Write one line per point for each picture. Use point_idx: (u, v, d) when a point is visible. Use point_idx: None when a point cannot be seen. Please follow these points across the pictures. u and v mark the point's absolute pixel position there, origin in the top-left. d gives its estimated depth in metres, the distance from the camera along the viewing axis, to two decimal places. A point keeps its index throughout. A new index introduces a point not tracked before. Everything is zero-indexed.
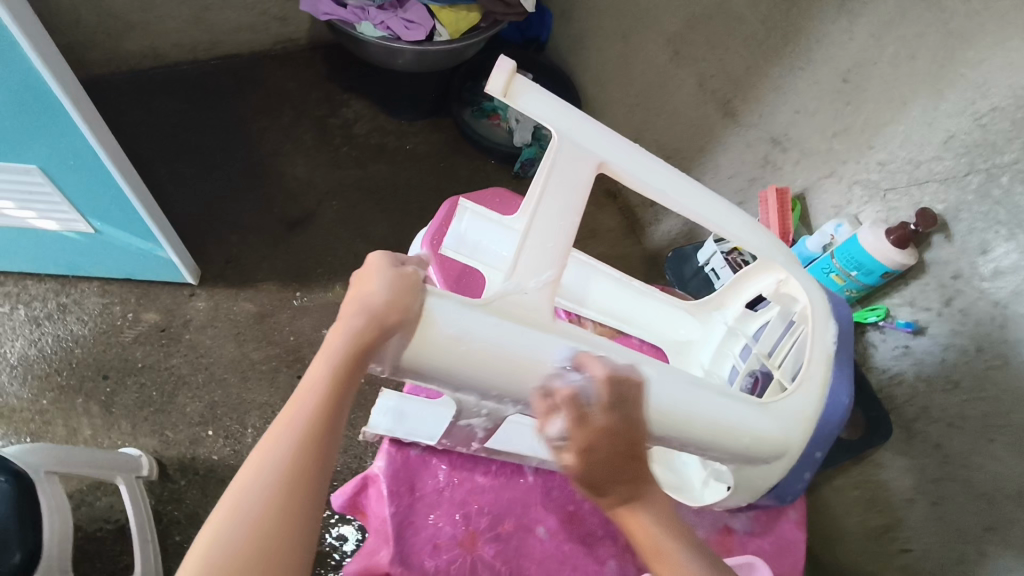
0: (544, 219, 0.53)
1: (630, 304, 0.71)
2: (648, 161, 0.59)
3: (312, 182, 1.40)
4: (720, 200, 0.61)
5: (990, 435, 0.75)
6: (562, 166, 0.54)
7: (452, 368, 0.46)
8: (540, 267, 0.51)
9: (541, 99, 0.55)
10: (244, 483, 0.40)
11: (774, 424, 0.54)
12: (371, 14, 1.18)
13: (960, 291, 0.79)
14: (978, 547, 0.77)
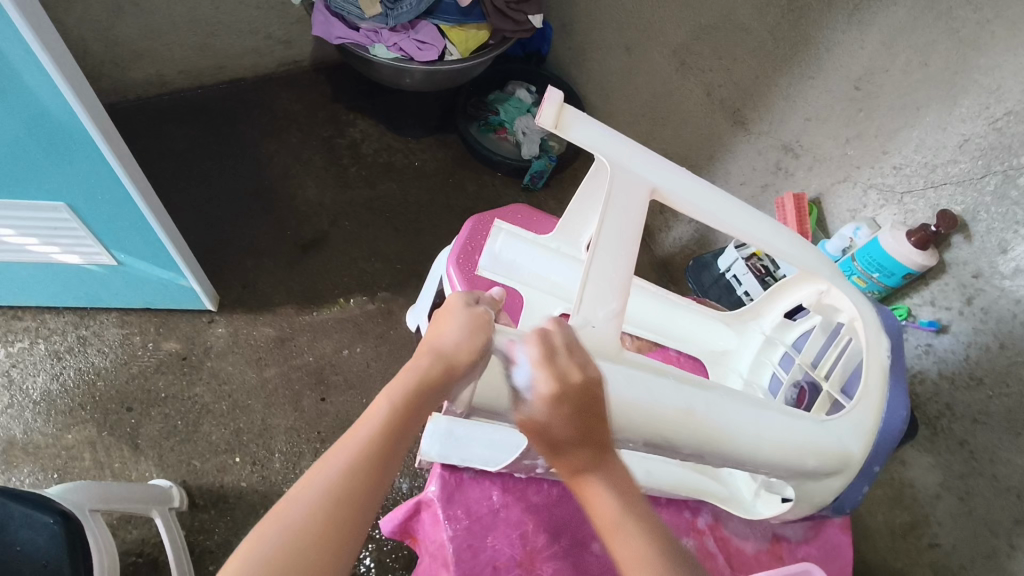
0: (605, 247, 0.54)
1: (667, 317, 0.76)
2: (692, 183, 0.63)
3: (323, 204, 1.40)
4: (763, 218, 0.65)
5: (1016, 429, 0.77)
6: (618, 191, 0.58)
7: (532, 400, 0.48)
8: (606, 298, 0.52)
9: (593, 130, 0.61)
10: (292, 500, 0.40)
11: (834, 440, 0.56)
12: (383, 37, 1.19)
13: (980, 290, 0.81)
14: (1009, 540, 0.77)
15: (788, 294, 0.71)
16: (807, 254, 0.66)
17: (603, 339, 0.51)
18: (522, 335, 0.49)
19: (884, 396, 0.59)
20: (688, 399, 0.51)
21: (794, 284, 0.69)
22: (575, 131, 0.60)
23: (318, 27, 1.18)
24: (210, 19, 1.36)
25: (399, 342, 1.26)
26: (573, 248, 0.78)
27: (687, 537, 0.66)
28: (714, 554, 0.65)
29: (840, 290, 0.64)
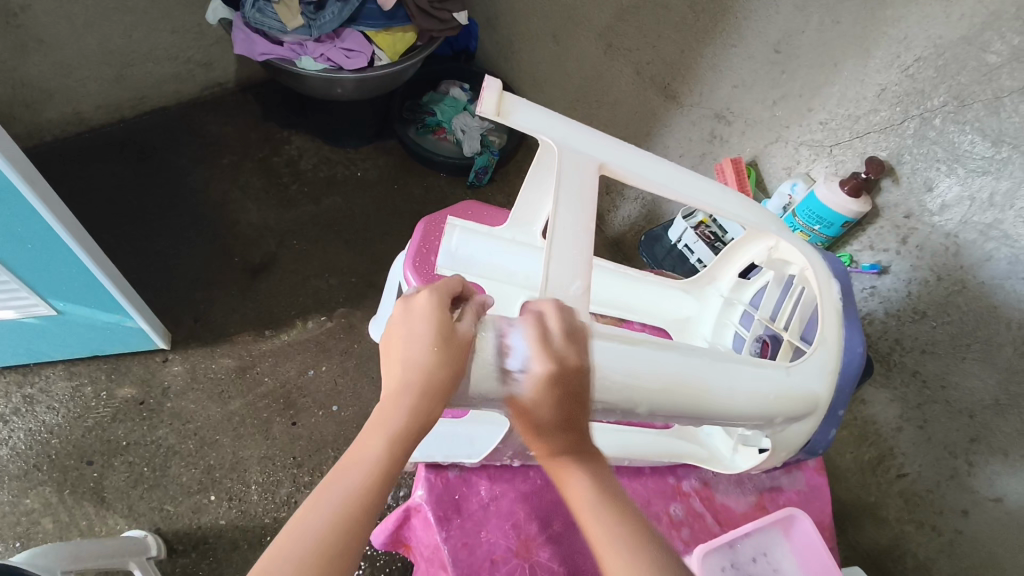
0: (563, 225, 0.55)
1: (628, 289, 0.78)
2: (640, 157, 0.64)
3: (267, 225, 1.37)
4: (712, 183, 0.67)
5: (961, 354, 0.86)
6: (567, 170, 0.58)
7: (505, 384, 0.48)
8: (569, 276, 0.53)
9: (537, 113, 0.61)
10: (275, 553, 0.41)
11: (802, 386, 0.59)
12: (309, 48, 1.17)
13: (913, 229, 0.87)
14: (968, 458, 0.89)
15: (744, 250, 0.73)
16: (756, 213, 0.68)
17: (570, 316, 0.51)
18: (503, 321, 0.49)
19: (841, 339, 0.61)
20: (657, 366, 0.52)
21: (747, 241, 0.71)
22: (518, 115, 0.60)
23: (239, 45, 1.15)
24: (124, 49, 1.31)
25: (365, 355, 1.24)
26: (529, 236, 0.79)
27: (675, 501, 0.67)
28: (702, 514, 0.67)
29: (790, 242, 0.66)
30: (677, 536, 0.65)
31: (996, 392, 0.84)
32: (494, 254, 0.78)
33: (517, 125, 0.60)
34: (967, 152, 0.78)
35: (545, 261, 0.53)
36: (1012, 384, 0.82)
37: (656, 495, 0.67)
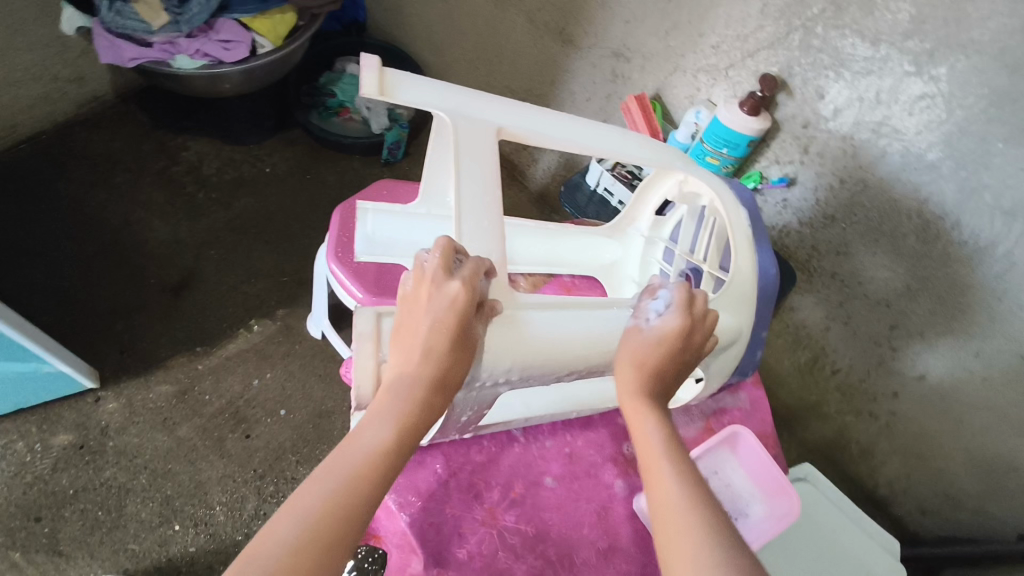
0: (469, 203, 0.56)
1: (551, 244, 0.78)
2: (537, 115, 0.63)
3: (180, 240, 1.30)
4: (614, 129, 0.67)
5: (873, 248, 0.93)
6: (464, 144, 0.57)
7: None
8: (483, 255, 0.55)
9: (424, 86, 0.58)
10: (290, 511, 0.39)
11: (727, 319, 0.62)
12: (183, 46, 1.10)
13: (813, 138, 0.90)
14: (891, 345, 1.00)
15: (657, 186, 0.73)
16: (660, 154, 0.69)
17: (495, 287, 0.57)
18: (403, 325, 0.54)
19: (755, 266, 0.63)
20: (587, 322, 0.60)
21: (658, 179, 0.72)
22: (405, 92, 0.56)
23: (105, 54, 1.06)
24: None
25: (309, 354, 1.21)
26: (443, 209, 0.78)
27: (627, 440, 0.69)
28: None
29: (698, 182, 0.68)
30: (634, 473, 0.67)
31: (905, 281, 0.92)
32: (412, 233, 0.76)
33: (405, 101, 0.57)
34: (850, 55, 0.81)
35: (458, 243, 0.55)
36: (919, 269, 0.90)
37: (608, 438, 0.69)
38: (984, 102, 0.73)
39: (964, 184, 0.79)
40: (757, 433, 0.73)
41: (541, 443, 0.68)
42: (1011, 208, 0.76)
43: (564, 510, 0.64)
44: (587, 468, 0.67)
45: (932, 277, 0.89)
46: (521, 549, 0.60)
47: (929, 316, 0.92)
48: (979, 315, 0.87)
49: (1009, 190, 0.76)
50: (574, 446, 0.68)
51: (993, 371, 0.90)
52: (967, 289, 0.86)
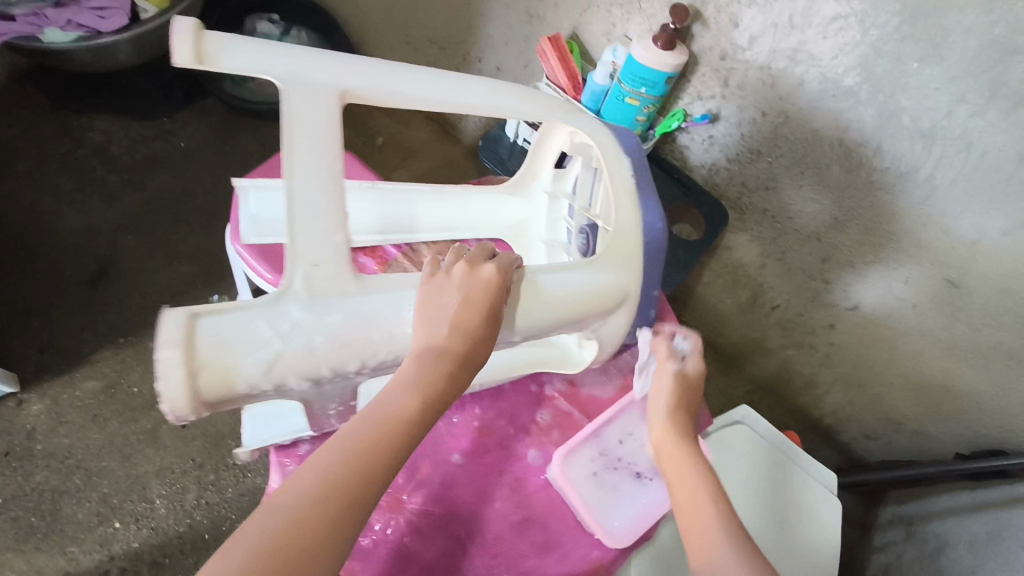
0: (305, 180, 0.50)
1: (451, 210, 0.74)
2: (398, 73, 0.58)
3: (93, 228, 1.23)
4: (490, 81, 0.63)
5: (798, 182, 0.90)
6: (300, 112, 0.51)
7: (264, 373, 0.45)
8: (326, 234, 0.49)
9: (251, 47, 0.52)
10: (295, 484, 0.42)
11: (613, 283, 0.62)
12: (50, 17, 0.99)
13: (732, 70, 0.86)
14: (823, 279, 0.98)
15: (552, 137, 0.71)
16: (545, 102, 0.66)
17: (336, 273, 0.49)
18: (250, 312, 0.45)
19: (638, 222, 0.64)
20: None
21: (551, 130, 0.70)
22: (226, 58, 0.51)
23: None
24: None
25: None
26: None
27: (542, 409, 0.68)
28: (569, 413, 0.69)
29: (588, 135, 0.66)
30: (548, 439, 0.67)
31: (831, 213, 0.90)
32: None
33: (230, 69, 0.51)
34: None
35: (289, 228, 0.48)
36: (845, 201, 0.87)
37: (522, 410, 0.68)
38: (897, 19, 0.69)
39: (883, 109, 0.76)
40: None
41: (449, 419, 0.66)
42: (929, 131, 0.73)
43: (474, 486, 0.63)
44: (499, 440, 0.66)
45: (858, 207, 0.86)
46: (428, 531, 0.60)
47: (858, 248, 0.90)
48: (904, 242, 0.85)
49: (926, 112, 0.72)
50: (485, 418, 0.67)
51: (922, 298, 0.89)
52: (892, 217, 0.84)
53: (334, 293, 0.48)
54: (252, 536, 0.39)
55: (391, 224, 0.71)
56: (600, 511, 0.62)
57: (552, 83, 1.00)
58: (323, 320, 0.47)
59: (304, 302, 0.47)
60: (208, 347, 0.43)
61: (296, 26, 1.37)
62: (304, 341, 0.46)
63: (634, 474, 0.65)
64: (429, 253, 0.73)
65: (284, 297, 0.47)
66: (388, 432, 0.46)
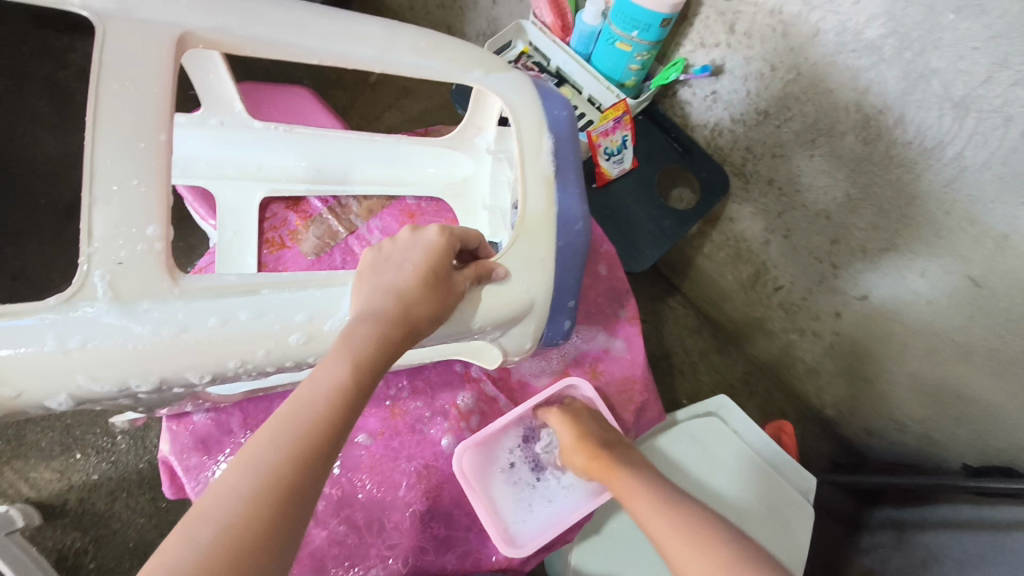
0: (115, 154, 0.46)
1: (384, 164, 0.72)
2: (264, 15, 0.55)
3: (72, 154, 1.19)
4: (376, 30, 0.60)
5: (809, 150, 0.78)
6: (112, 59, 0.47)
7: (44, 386, 0.43)
8: (139, 219, 0.46)
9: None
10: (222, 489, 0.38)
11: (517, 289, 0.60)
12: None
13: (739, 12, 0.74)
14: (832, 262, 0.86)
15: (487, 104, 0.70)
16: (459, 61, 0.64)
17: (147, 273, 0.46)
18: (20, 318, 0.42)
19: (554, 213, 0.63)
20: (286, 316, 0.50)
21: (486, 95, 0.68)
22: None
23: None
24: None
25: None
26: (237, 122, 0.67)
27: (463, 392, 0.76)
28: (494, 398, 0.77)
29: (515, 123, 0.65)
30: (464, 427, 0.74)
31: (845, 189, 0.77)
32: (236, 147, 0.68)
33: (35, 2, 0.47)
34: None
35: (89, 204, 0.45)
36: (859, 176, 0.75)
37: (443, 392, 0.75)
38: None
39: (909, 69, 0.63)
40: (623, 377, 0.81)
41: None
42: (961, 99, 0.61)
43: (377, 469, 0.71)
44: (414, 422, 0.73)
45: (874, 185, 0.74)
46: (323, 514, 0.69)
47: (870, 231, 0.78)
48: (924, 229, 0.72)
49: (960, 77, 0.59)
50: (398, 399, 0.74)
51: (938, 295, 0.76)
52: (913, 200, 0.71)
53: (144, 297, 0.45)
54: (173, 557, 0.35)
55: (324, 175, 0.71)
56: (511, 512, 0.72)
57: (539, 20, 0.89)
58: (122, 331, 0.44)
59: (106, 304, 0.44)
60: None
61: None
62: (92, 356, 0.44)
63: (531, 469, 0.75)
64: (358, 208, 0.74)
65: (79, 301, 0.44)
66: (319, 411, 0.42)
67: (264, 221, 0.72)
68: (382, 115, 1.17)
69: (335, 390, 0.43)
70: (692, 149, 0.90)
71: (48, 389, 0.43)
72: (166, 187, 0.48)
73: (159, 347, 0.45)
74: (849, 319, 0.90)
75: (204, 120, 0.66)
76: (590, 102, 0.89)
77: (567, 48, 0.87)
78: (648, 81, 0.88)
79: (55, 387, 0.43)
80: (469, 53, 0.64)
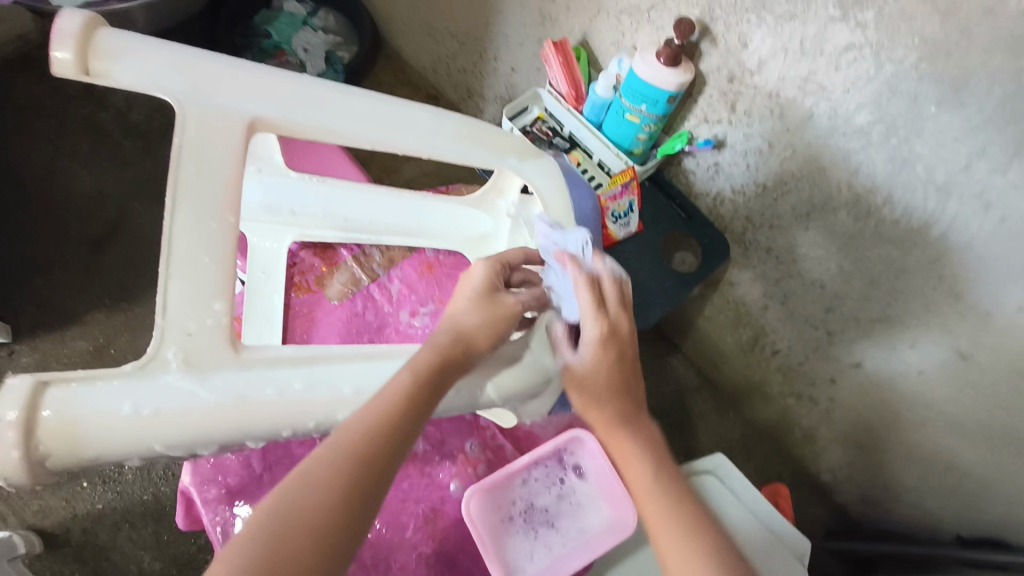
0: (190, 233, 0.51)
1: (410, 219, 0.77)
2: (320, 98, 0.60)
3: (104, 191, 1.25)
4: (426, 119, 0.65)
5: (806, 224, 0.83)
6: (192, 144, 0.53)
7: (118, 450, 0.46)
8: (209, 299, 0.50)
9: (150, 58, 0.53)
10: (312, 461, 0.45)
11: (543, 359, 0.64)
12: None
13: (739, 93, 0.79)
14: (827, 329, 0.90)
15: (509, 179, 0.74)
16: (498, 149, 0.70)
17: (214, 346, 0.50)
18: (99, 381, 0.46)
19: None
20: (335, 388, 0.53)
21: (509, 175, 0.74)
22: (116, 62, 0.53)
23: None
24: None
25: None
26: (275, 169, 0.72)
27: (471, 439, 0.79)
28: (501, 446, 0.80)
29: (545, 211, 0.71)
30: (470, 473, 0.77)
31: (839, 261, 0.81)
32: (271, 192, 0.72)
33: (122, 80, 0.53)
34: None
35: (166, 281, 0.49)
36: (851, 250, 0.79)
37: (451, 436, 0.78)
38: (916, 55, 0.60)
39: (895, 154, 0.68)
40: None
41: None
42: (944, 184, 0.65)
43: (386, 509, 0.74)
44: (423, 465, 0.76)
45: (866, 258, 0.78)
46: None
47: (863, 302, 0.82)
48: (913, 302, 0.76)
49: (942, 163, 0.64)
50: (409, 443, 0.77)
51: (929, 366, 0.79)
52: (903, 274, 0.75)
53: (213, 368, 0.49)
54: (246, 546, 0.41)
55: (355, 224, 0.75)
56: (511, 558, 0.71)
57: (553, 89, 0.95)
58: (191, 397, 0.48)
59: (177, 372, 0.48)
60: (54, 423, 0.44)
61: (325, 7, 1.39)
62: (163, 422, 0.47)
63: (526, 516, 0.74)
64: (382, 257, 0.80)
65: (152, 368, 0.48)
66: (394, 404, 0.49)
67: (294, 266, 0.77)
68: (401, 168, 1.23)
69: (408, 389, 0.50)
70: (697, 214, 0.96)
71: (112, 450, 0.46)
72: (231, 267, 0.52)
73: (222, 413, 0.49)
74: (843, 385, 0.93)
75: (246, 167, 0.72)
76: (600, 166, 0.95)
77: (580, 116, 0.94)
78: (654, 149, 0.94)
79: (123, 448, 0.46)
80: (506, 142, 0.70)
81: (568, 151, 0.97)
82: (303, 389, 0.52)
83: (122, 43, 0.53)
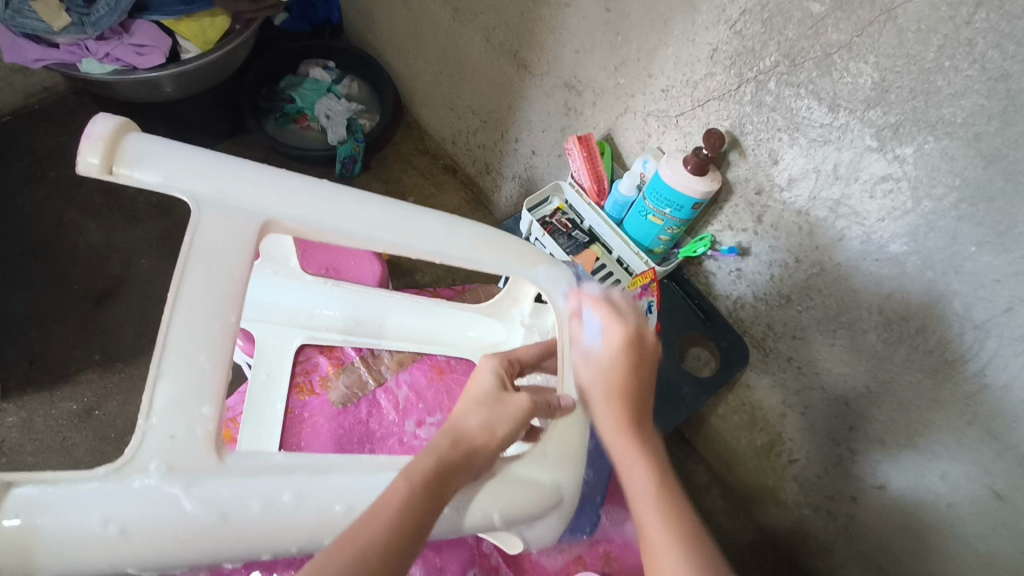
0: (186, 332, 0.48)
1: (422, 322, 0.79)
2: (334, 195, 0.59)
3: (111, 245, 1.23)
4: (440, 221, 0.63)
5: (830, 339, 0.80)
6: (202, 236, 0.51)
7: (77, 570, 0.41)
8: (197, 402, 0.46)
9: (169, 162, 0.53)
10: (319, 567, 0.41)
11: (544, 475, 0.58)
12: (91, 49, 1.04)
13: (766, 207, 0.77)
14: (849, 447, 0.86)
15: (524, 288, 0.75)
16: (513, 255, 0.67)
17: (197, 450, 0.45)
18: (66, 483, 0.41)
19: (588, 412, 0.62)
20: (326, 504, 0.46)
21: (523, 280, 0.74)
22: (136, 165, 0.52)
23: (7, 52, 1.02)
24: None
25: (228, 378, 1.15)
26: (290, 272, 0.75)
27: (473, 567, 0.71)
28: None
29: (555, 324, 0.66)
30: None
31: (866, 379, 0.78)
32: (287, 294, 0.75)
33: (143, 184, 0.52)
34: (806, 119, 0.67)
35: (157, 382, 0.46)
36: (879, 371, 0.76)
37: (451, 562, 0.71)
38: (955, 194, 0.59)
39: (931, 287, 0.65)
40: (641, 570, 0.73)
41: None
42: (981, 323, 0.63)
43: None
44: None
45: (893, 383, 0.75)
46: None
47: (889, 425, 0.78)
48: (944, 433, 0.72)
49: (981, 302, 0.62)
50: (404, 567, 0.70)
51: (959, 500, 0.75)
52: (934, 405, 0.72)
53: (196, 476, 0.44)
54: None
55: (359, 327, 0.77)
56: None
57: (576, 181, 0.94)
58: (168, 507, 0.43)
59: (156, 477, 0.43)
60: (12, 531, 0.39)
61: (350, 75, 1.42)
62: (131, 540, 0.41)
63: None
64: (391, 359, 0.78)
65: (130, 472, 0.43)
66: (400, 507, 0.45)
67: (297, 364, 0.75)
68: None
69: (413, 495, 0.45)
70: (714, 316, 0.93)
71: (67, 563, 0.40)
72: (228, 369, 0.48)
73: (200, 532, 0.43)
74: (865, 506, 0.88)
75: (257, 268, 0.74)
76: (619, 262, 0.93)
77: (601, 211, 0.92)
78: (676, 249, 0.92)
79: (84, 565, 0.41)
80: (525, 245, 0.69)
81: (587, 245, 0.94)
82: (291, 503, 0.46)
83: (144, 143, 0.53)
